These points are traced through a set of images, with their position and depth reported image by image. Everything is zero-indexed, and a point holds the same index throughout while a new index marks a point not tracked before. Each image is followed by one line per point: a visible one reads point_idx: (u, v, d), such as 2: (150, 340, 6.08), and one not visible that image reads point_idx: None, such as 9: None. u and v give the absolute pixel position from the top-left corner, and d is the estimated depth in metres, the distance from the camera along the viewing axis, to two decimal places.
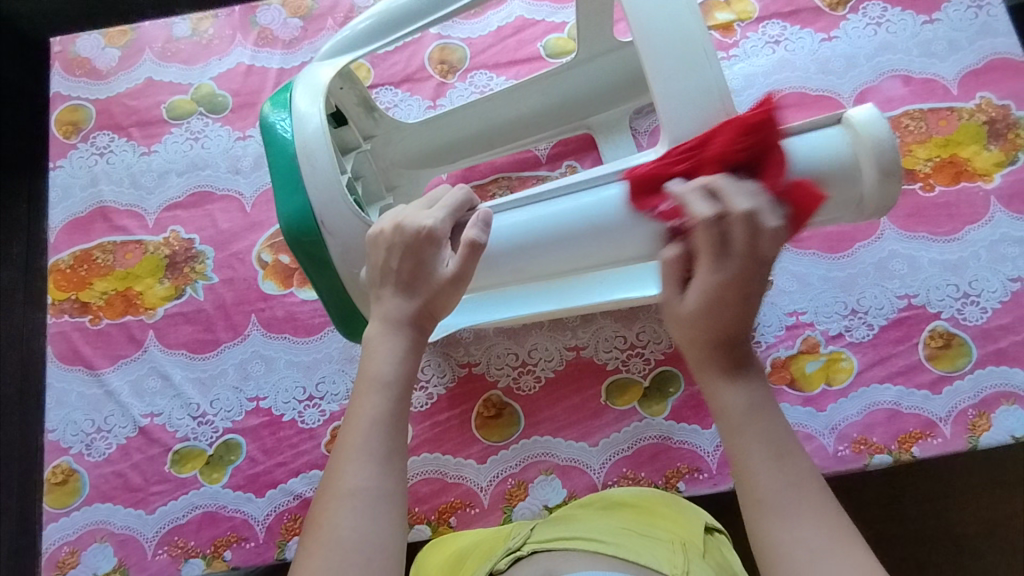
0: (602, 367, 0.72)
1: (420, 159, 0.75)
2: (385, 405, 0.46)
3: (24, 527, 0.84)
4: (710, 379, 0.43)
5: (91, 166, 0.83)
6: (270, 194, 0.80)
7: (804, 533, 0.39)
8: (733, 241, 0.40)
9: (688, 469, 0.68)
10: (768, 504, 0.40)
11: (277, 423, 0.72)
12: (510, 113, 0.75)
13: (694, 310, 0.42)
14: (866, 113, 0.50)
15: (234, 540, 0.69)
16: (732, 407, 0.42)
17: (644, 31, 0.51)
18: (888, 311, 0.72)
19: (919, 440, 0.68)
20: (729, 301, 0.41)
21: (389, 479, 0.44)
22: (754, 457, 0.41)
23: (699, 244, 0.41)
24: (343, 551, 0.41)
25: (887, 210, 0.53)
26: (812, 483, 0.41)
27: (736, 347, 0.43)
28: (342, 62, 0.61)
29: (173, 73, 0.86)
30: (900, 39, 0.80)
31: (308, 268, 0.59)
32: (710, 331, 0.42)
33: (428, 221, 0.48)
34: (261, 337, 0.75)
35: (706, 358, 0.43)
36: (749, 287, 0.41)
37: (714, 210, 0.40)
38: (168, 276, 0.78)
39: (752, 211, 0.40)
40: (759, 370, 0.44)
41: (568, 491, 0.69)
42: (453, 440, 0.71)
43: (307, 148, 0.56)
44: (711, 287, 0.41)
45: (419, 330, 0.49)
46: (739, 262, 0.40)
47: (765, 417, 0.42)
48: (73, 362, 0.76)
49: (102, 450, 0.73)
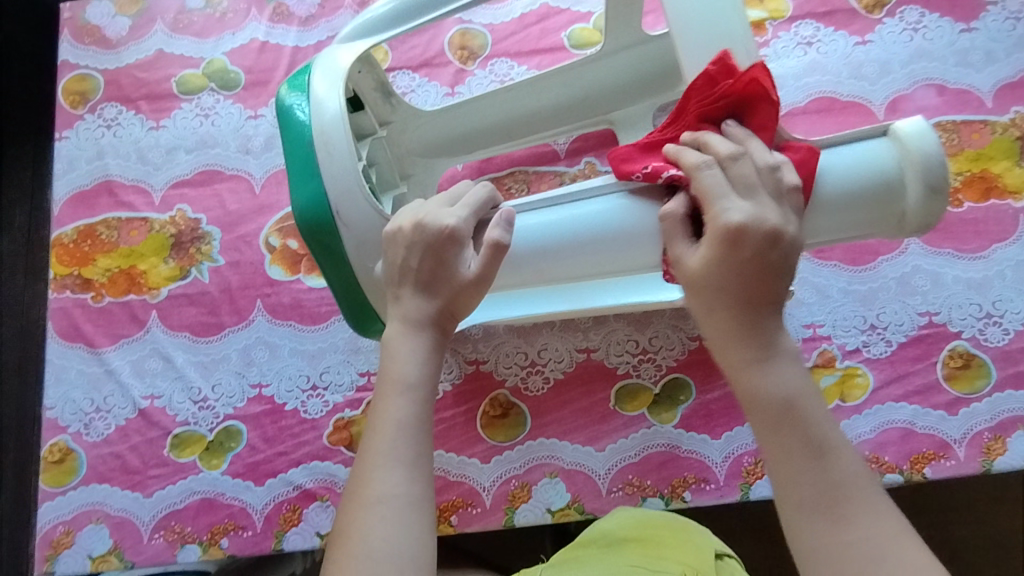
0: (612, 371, 0.71)
1: (437, 148, 0.73)
2: (410, 407, 0.44)
3: (19, 501, 0.84)
4: (747, 360, 0.41)
5: (98, 138, 0.81)
6: (280, 177, 0.78)
7: (862, 530, 0.38)
8: (739, 186, 0.44)
9: (695, 480, 0.67)
10: (811, 503, 0.39)
11: (279, 412, 0.71)
12: (531, 105, 0.73)
13: (705, 270, 0.43)
14: (914, 125, 0.48)
15: (231, 528, 0.68)
16: (775, 390, 0.41)
17: (682, 29, 0.50)
18: (908, 327, 0.70)
19: (932, 461, 0.67)
20: (747, 245, 0.41)
21: (416, 484, 0.42)
22: (794, 454, 0.40)
23: (701, 187, 0.44)
24: (373, 564, 0.40)
25: (927, 230, 0.50)
26: (859, 479, 0.39)
27: (766, 315, 0.42)
28: (364, 46, 0.58)
29: (184, 46, 0.83)
30: (936, 47, 0.78)
31: (321, 260, 0.57)
32: (731, 306, 0.42)
33: (451, 219, 0.47)
34: (266, 323, 0.74)
35: (735, 325, 0.42)
36: (766, 237, 0.41)
37: (705, 158, 0.45)
38: (173, 256, 0.77)
39: (740, 155, 0.44)
40: (795, 349, 0.42)
41: (572, 495, 0.68)
42: (457, 438, 0.70)
43: (324, 136, 0.54)
44: (721, 236, 0.42)
45: (441, 331, 0.47)
46: (754, 208, 0.42)
47: (809, 405, 0.41)
48: (74, 339, 0.75)
49: (101, 431, 0.72)
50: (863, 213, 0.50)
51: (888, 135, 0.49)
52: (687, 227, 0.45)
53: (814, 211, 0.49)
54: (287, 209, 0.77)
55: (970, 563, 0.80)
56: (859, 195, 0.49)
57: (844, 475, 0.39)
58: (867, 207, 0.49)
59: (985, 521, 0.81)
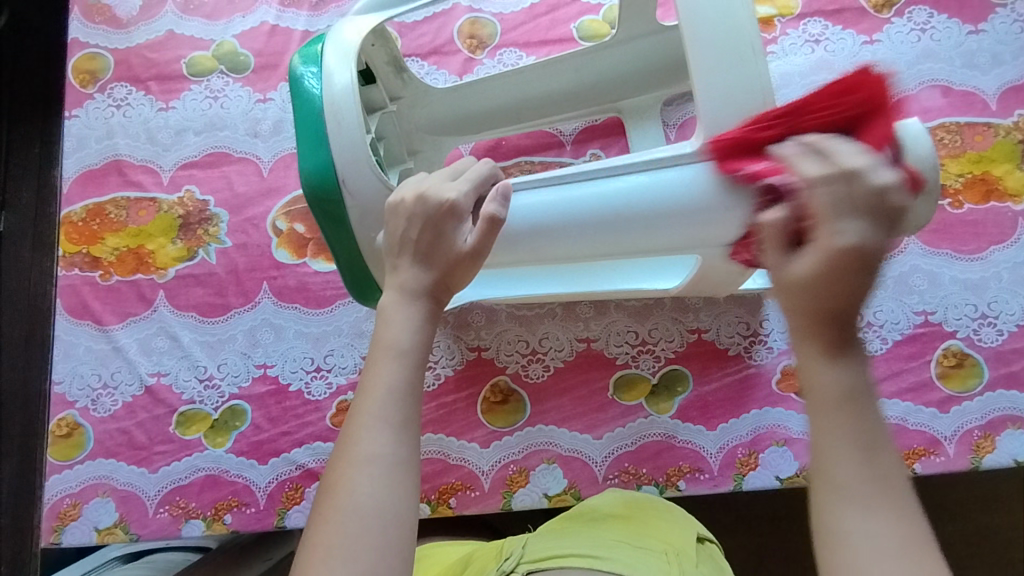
0: (611, 361, 0.72)
1: (445, 126, 0.74)
2: (401, 372, 0.46)
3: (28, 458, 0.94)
4: (812, 354, 0.38)
5: (107, 118, 0.82)
6: (289, 161, 0.79)
7: (886, 527, 0.34)
8: (854, 204, 0.37)
9: (689, 469, 0.68)
10: (850, 493, 0.35)
11: (283, 392, 0.72)
12: (542, 89, 0.73)
13: (804, 277, 0.38)
14: (911, 128, 0.52)
15: (234, 504, 0.69)
16: (831, 391, 0.37)
17: (691, 17, 0.50)
18: (904, 326, 0.72)
19: (922, 457, 0.68)
20: (848, 263, 0.37)
21: (403, 446, 0.44)
22: (845, 442, 0.36)
23: (815, 203, 0.38)
24: (362, 516, 0.42)
25: (919, 226, 0.57)
26: (900, 482, 0.36)
27: (847, 324, 0.38)
28: (366, 23, 0.59)
29: (195, 27, 0.84)
30: (943, 48, 0.78)
31: (325, 228, 0.58)
32: (817, 303, 0.37)
33: (452, 193, 0.49)
34: (271, 305, 0.75)
35: (815, 327, 0.38)
36: (870, 256, 0.37)
37: (827, 170, 0.39)
38: (181, 237, 0.78)
39: (858, 172, 0.38)
40: (864, 352, 0.38)
41: (568, 481, 0.69)
42: (458, 423, 0.71)
43: (334, 106, 0.55)
44: (832, 253, 0.37)
45: (435, 301, 0.49)
46: (865, 229, 0.37)
47: (865, 405, 0.37)
48: (82, 316, 0.76)
49: (108, 407, 0.73)
50: None
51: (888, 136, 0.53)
52: (784, 235, 0.40)
53: None
54: (294, 194, 0.78)
55: (958, 560, 0.82)
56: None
57: (887, 476, 0.35)
58: None
59: (974, 520, 0.82)
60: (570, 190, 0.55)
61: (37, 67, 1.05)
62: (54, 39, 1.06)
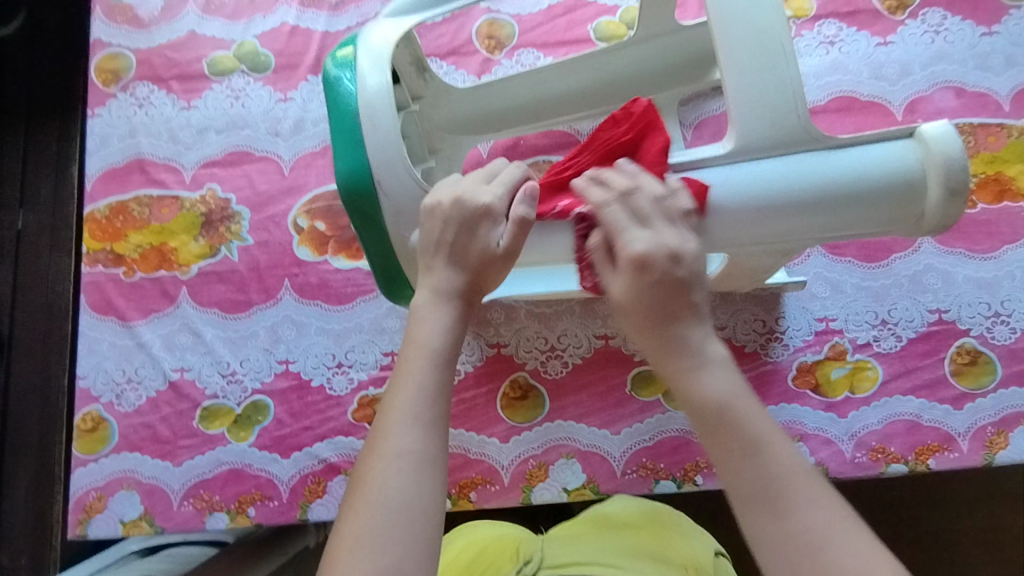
0: (629, 358, 0.73)
1: (466, 125, 0.75)
2: (432, 370, 0.47)
3: (46, 449, 0.96)
4: (677, 370, 0.46)
5: (130, 117, 0.83)
6: (310, 160, 0.80)
7: (809, 516, 0.40)
8: (641, 215, 0.48)
9: (706, 465, 0.69)
10: (757, 499, 0.42)
11: (305, 387, 0.73)
12: (561, 88, 0.74)
13: (625, 293, 0.47)
14: (940, 129, 0.49)
15: (258, 498, 0.71)
16: (706, 400, 0.44)
17: (722, 18, 0.51)
18: (918, 324, 0.72)
19: (936, 453, 0.69)
20: (655, 269, 0.46)
21: (432, 443, 0.45)
22: (733, 452, 0.43)
23: (608, 221, 0.48)
24: (390, 512, 0.43)
25: (944, 231, 0.51)
26: (797, 467, 0.42)
27: (685, 331, 0.46)
28: (399, 29, 0.59)
29: (216, 28, 0.84)
30: (957, 50, 0.79)
31: (360, 228, 0.59)
32: (652, 322, 0.46)
33: (488, 196, 0.51)
34: (293, 301, 0.76)
35: (656, 342, 0.47)
36: (669, 257, 0.46)
37: (606, 195, 0.49)
38: (203, 234, 0.79)
39: (632, 190, 0.48)
40: (721, 355, 0.46)
41: (587, 475, 0.70)
42: (478, 418, 0.72)
43: (370, 109, 0.56)
44: (629, 264, 0.46)
45: (467, 303, 0.51)
46: (654, 235, 0.47)
47: (737, 404, 0.44)
48: (106, 312, 0.77)
49: (132, 401, 0.74)
50: (886, 211, 0.50)
51: (912, 137, 0.50)
52: (608, 257, 0.49)
53: (832, 207, 0.50)
54: (315, 192, 0.79)
55: (967, 556, 0.83)
56: (881, 194, 0.50)
57: (782, 466, 0.42)
58: (889, 206, 0.50)
59: (983, 516, 0.83)
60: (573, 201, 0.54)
61: (55, 66, 1.06)
62: (72, 38, 1.07)
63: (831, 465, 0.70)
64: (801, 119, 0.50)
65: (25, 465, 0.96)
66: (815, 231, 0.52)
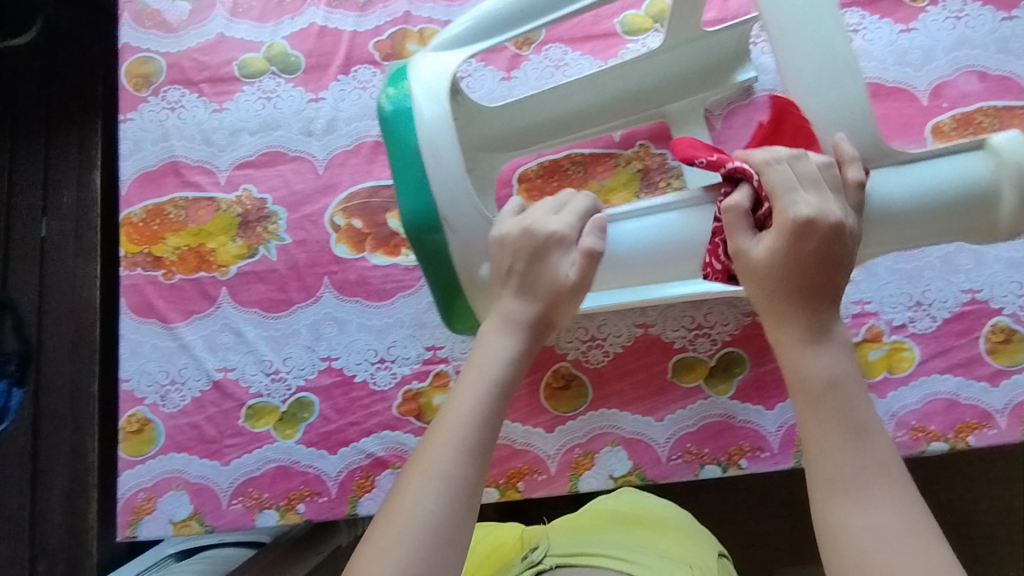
0: (668, 346, 0.74)
1: (498, 143, 0.76)
2: (488, 398, 0.53)
3: (78, 456, 0.96)
4: (796, 342, 0.49)
5: (162, 120, 0.83)
6: (344, 159, 0.81)
7: (886, 511, 0.44)
8: (807, 181, 0.50)
9: (750, 448, 0.70)
10: (845, 482, 0.45)
11: (349, 383, 0.74)
12: (589, 100, 0.76)
13: (769, 255, 0.50)
14: (1009, 140, 0.53)
15: (307, 494, 0.71)
16: (817, 374, 0.48)
17: (783, 43, 0.53)
18: (952, 304, 0.74)
19: (975, 430, 0.70)
20: (810, 235, 0.48)
21: (477, 467, 0.50)
22: (834, 431, 0.46)
23: (770, 181, 0.50)
24: (433, 523, 0.47)
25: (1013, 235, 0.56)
26: (886, 467, 0.46)
27: (819, 309, 0.50)
28: (446, 60, 0.60)
29: (244, 30, 0.85)
30: (978, 35, 0.80)
31: (423, 260, 0.60)
32: (790, 287, 0.49)
33: (557, 226, 0.55)
34: (334, 299, 0.77)
35: (789, 309, 0.50)
36: (835, 229, 0.48)
37: (773, 156, 0.51)
38: (240, 235, 0.79)
39: (800, 158, 0.50)
40: (843, 341, 0.50)
41: (633, 462, 0.71)
42: (523, 409, 0.73)
43: (433, 144, 0.57)
44: (788, 227, 0.49)
45: (533, 331, 0.56)
46: (817, 202, 0.49)
47: (846, 387, 0.48)
48: (147, 314, 0.77)
49: (177, 402, 0.75)
50: (959, 221, 0.55)
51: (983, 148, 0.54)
52: (750, 219, 0.51)
53: (913, 221, 0.54)
54: (350, 190, 0.80)
55: None
56: (956, 204, 0.54)
57: (874, 459, 0.46)
58: (963, 215, 0.54)
59: None
60: (650, 219, 0.58)
61: (76, 74, 1.06)
62: (91, 45, 1.06)
63: None
64: (871, 138, 0.53)
65: (58, 471, 0.96)
66: (892, 241, 0.56)
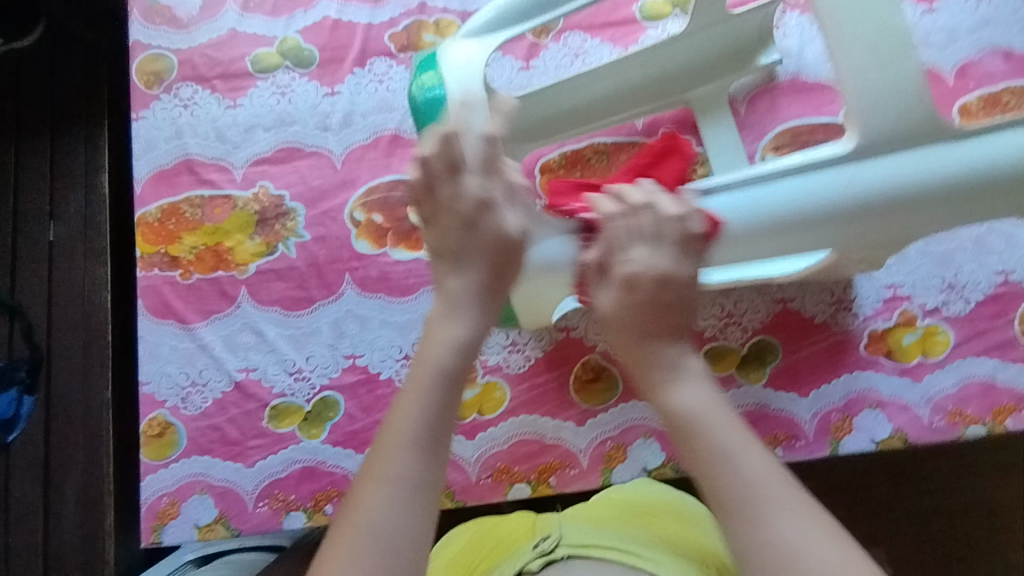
0: (700, 334, 0.73)
1: (521, 134, 0.74)
2: (429, 402, 0.50)
3: (92, 463, 0.94)
4: (656, 383, 0.53)
5: (175, 118, 0.81)
6: (361, 153, 0.79)
7: (780, 528, 0.45)
8: (641, 232, 0.55)
9: (785, 437, 0.71)
10: (733, 510, 0.47)
11: (374, 380, 0.73)
12: (611, 87, 0.74)
13: (612, 308, 0.56)
14: None
15: (335, 494, 0.70)
16: (679, 409, 0.51)
17: (835, 20, 0.51)
18: (985, 286, 0.72)
19: (1012, 413, 0.69)
20: (644, 286, 0.54)
21: (428, 467, 0.48)
22: (709, 462, 0.49)
23: (610, 234, 0.56)
24: (384, 536, 0.46)
25: None
26: (777, 480, 0.47)
27: (664, 349, 0.54)
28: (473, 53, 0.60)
29: (257, 25, 0.83)
30: (1002, 14, 0.79)
31: None
32: (635, 333, 0.55)
33: (472, 190, 0.55)
34: (356, 296, 0.75)
35: (641, 355, 0.54)
36: (661, 279, 0.55)
37: (614, 210, 0.56)
38: (258, 233, 0.77)
39: (647, 206, 0.56)
40: (698, 372, 0.53)
41: (666, 455, 0.70)
42: (552, 403, 0.72)
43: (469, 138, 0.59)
44: (618, 283, 0.55)
45: (484, 296, 0.55)
46: (646, 254, 0.55)
47: (709, 419, 0.50)
48: (165, 316, 0.76)
49: (198, 404, 0.73)
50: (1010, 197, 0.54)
51: None
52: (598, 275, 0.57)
53: (963, 199, 0.53)
54: (369, 184, 0.78)
55: None
56: (1006, 181, 0.53)
57: (755, 477, 0.47)
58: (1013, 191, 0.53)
59: None
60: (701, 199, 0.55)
61: (81, 75, 1.04)
62: (94, 44, 1.04)
63: (909, 431, 0.70)
64: (923, 116, 0.52)
65: (71, 480, 0.94)
66: (938, 221, 0.55)
